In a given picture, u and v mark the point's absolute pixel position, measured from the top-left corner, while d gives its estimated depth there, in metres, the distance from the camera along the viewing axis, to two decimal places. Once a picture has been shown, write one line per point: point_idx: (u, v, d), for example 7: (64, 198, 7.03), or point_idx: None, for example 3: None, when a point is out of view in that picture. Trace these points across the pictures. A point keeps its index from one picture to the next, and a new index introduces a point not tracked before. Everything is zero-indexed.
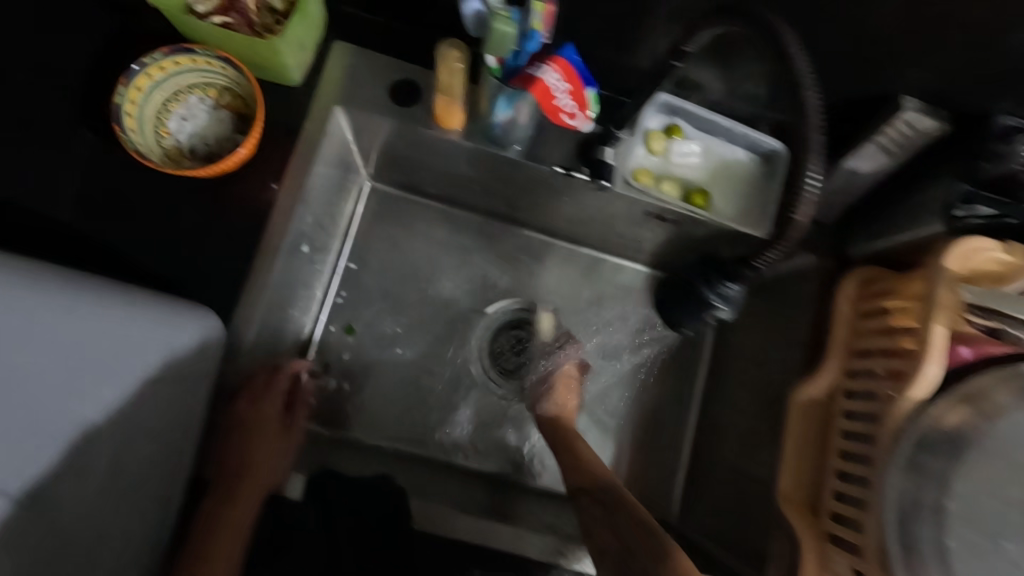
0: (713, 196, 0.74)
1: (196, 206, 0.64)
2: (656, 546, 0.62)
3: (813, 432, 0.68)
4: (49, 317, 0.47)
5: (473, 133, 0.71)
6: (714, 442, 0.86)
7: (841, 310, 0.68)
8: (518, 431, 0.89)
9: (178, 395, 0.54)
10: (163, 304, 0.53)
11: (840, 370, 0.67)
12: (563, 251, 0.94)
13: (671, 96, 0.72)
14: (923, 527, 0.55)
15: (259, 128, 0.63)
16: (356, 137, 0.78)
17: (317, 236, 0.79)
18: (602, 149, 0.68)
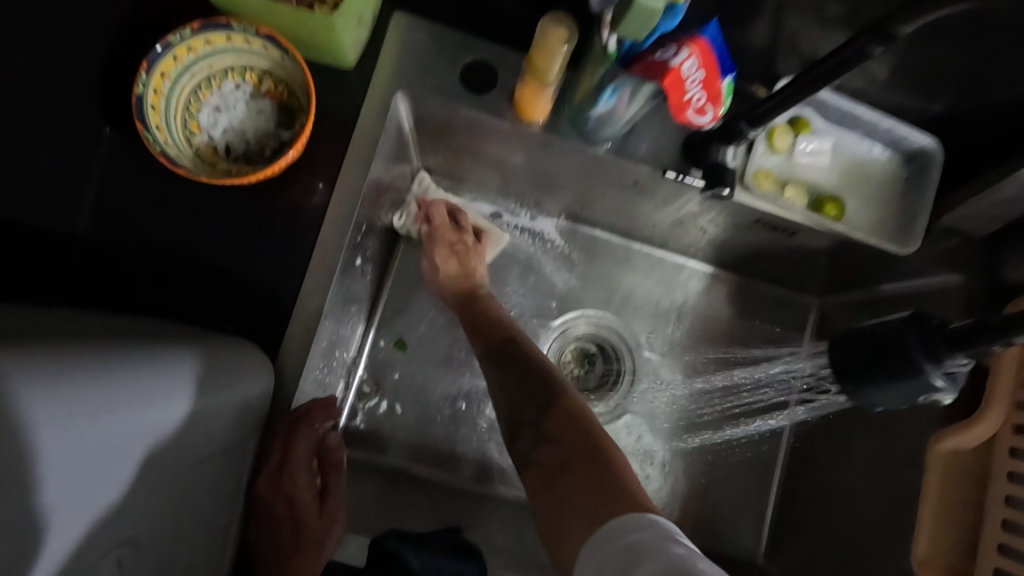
0: (844, 203, 0.62)
1: (236, 217, 0.54)
2: (536, 384, 0.60)
3: (963, 492, 0.58)
4: (43, 437, 0.30)
5: (558, 125, 0.60)
6: (812, 474, 0.76)
7: (1009, 349, 0.55)
8: None
9: (216, 461, 0.46)
10: (166, 355, 0.40)
11: (1004, 423, 0.56)
12: (639, 253, 0.83)
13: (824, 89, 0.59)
14: None
15: (310, 127, 0.51)
16: (414, 127, 0.66)
17: (370, 243, 0.68)
18: (722, 149, 0.57)
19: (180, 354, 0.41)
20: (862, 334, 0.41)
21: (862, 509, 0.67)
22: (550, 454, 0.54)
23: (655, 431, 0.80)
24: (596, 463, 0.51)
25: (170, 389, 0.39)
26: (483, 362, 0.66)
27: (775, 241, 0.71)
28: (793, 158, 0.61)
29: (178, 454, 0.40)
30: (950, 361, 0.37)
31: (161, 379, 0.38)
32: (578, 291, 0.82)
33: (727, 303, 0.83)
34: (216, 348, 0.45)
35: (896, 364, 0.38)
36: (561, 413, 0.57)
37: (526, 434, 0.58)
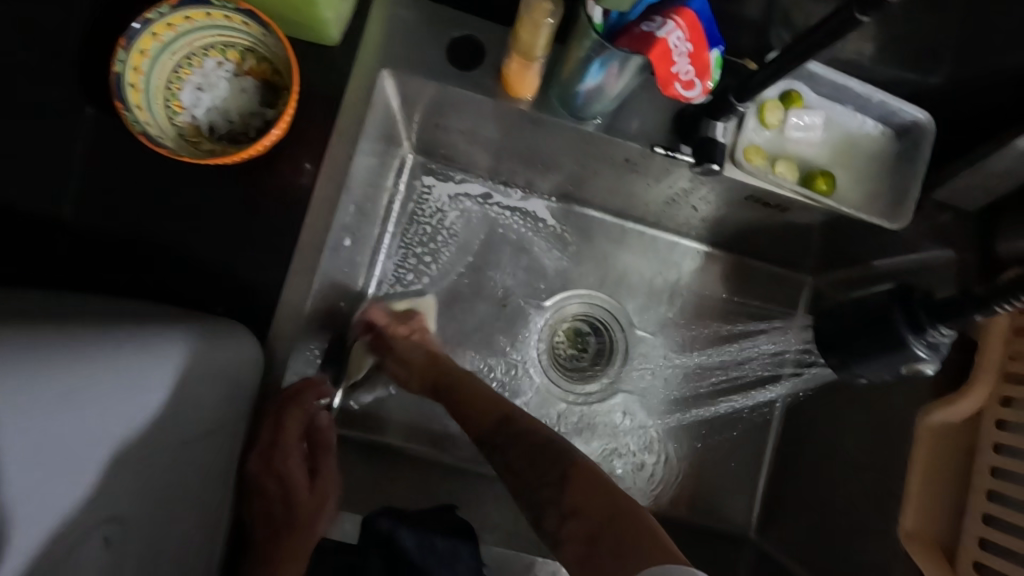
0: (836, 178, 0.61)
1: (221, 198, 0.53)
2: (542, 460, 0.61)
3: (951, 465, 0.58)
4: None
5: (548, 103, 0.59)
6: (803, 450, 0.77)
7: (998, 323, 0.56)
8: (586, 442, 0.79)
9: (209, 440, 0.46)
10: (144, 335, 0.40)
11: (990, 396, 0.56)
12: (631, 233, 0.82)
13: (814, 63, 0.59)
14: None
15: (293, 105, 0.50)
16: (402, 106, 0.65)
17: (359, 224, 0.68)
18: (711, 124, 0.57)
19: (163, 333, 0.42)
20: (858, 313, 0.51)
21: (852, 482, 0.68)
22: (577, 525, 0.57)
23: (648, 409, 0.81)
24: (624, 525, 0.54)
25: (146, 368, 0.39)
26: (478, 448, 0.64)
27: (766, 218, 0.71)
28: (785, 132, 0.61)
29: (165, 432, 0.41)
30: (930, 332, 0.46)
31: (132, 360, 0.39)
32: (570, 271, 0.82)
33: (719, 281, 0.83)
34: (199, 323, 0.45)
35: (885, 335, 0.48)
36: (580, 475, 0.59)
37: (553, 522, 0.58)
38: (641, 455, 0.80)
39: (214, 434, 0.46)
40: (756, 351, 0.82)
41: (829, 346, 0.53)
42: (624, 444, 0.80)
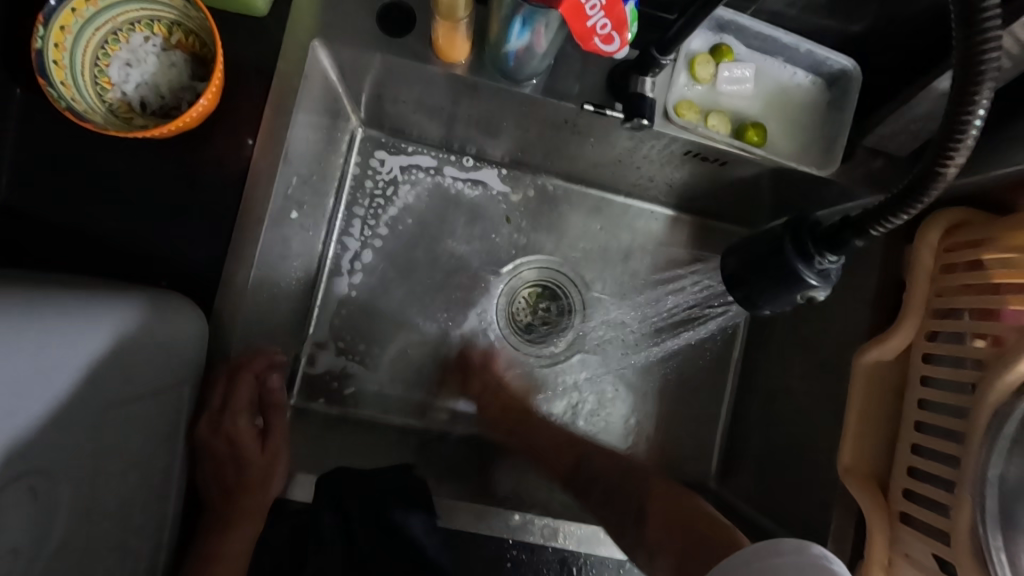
0: (767, 130, 0.63)
1: (158, 172, 0.54)
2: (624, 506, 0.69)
3: (883, 398, 0.60)
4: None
5: (481, 67, 0.60)
6: (759, 401, 0.79)
7: (923, 259, 0.58)
8: (549, 404, 0.80)
9: (150, 404, 0.47)
10: (63, 301, 0.41)
11: (919, 330, 0.58)
12: (585, 196, 0.83)
13: (729, 11, 0.59)
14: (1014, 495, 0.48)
15: (219, 77, 0.51)
16: (342, 77, 0.65)
17: (308, 200, 0.69)
18: (640, 79, 0.57)
19: (88, 302, 0.42)
20: (753, 248, 0.50)
21: (800, 427, 0.70)
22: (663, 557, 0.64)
23: (606, 367, 0.82)
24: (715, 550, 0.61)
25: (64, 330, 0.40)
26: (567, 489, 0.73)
27: (711, 176, 0.72)
28: (713, 88, 0.62)
29: (95, 394, 0.42)
30: (815, 262, 0.46)
31: (54, 328, 0.39)
32: (526, 238, 0.83)
33: (672, 241, 0.85)
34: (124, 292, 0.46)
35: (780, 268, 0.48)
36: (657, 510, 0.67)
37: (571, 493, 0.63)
38: (602, 413, 0.81)
39: (153, 399, 0.47)
40: (694, 295, 0.84)
41: (735, 283, 0.53)
42: (582, 403, 0.81)
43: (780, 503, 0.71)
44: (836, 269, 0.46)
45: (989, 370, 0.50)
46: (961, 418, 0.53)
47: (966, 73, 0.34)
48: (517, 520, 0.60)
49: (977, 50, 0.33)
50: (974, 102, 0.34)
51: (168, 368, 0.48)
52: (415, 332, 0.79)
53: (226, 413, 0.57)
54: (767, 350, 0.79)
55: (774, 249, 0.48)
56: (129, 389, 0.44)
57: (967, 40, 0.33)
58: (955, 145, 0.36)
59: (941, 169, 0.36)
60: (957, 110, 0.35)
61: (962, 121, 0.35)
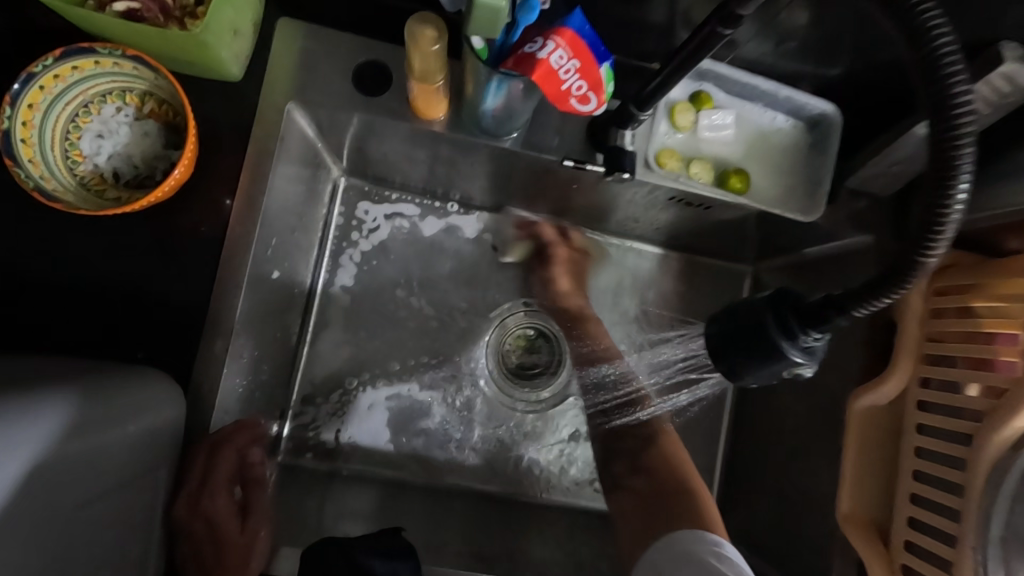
0: (750, 175, 0.62)
1: (133, 243, 0.53)
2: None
3: (879, 443, 0.59)
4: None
5: (459, 123, 0.59)
6: (755, 442, 0.77)
7: (912, 305, 0.57)
8: (543, 452, 0.78)
9: (126, 487, 0.46)
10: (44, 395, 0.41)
11: (911, 377, 0.57)
12: (572, 237, 0.83)
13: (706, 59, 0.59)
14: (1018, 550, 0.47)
15: (192, 146, 0.50)
16: (320, 133, 0.65)
17: (290, 256, 0.68)
18: (620, 133, 0.56)
19: (56, 392, 0.42)
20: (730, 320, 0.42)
21: (797, 470, 0.69)
22: None
23: None
24: None
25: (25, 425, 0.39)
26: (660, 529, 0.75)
27: (696, 217, 0.71)
28: (692, 136, 0.62)
29: (63, 489, 0.40)
30: (798, 340, 0.38)
31: (7, 428, 0.38)
32: (514, 281, 0.82)
33: (663, 279, 0.84)
34: (100, 378, 0.45)
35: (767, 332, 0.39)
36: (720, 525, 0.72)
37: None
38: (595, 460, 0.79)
39: (128, 484, 0.46)
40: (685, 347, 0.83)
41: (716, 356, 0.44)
42: (576, 450, 0.79)
43: (781, 549, 0.69)
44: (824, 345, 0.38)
45: (986, 424, 0.48)
46: (959, 469, 0.52)
47: (939, 161, 0.32)
48: None
49: (949, 138, 0.31)
50: (952, 190, 0.31)
51: (141, 447, 0.47)
52: (402, 382, 0.78)
53: (199, 492, 0.54)
54: (762, 389, 0.78)
55: (750, 322, 0.40)
56: (98, 475, 0.43)
57: (939, 129, 0.31)
58: (933, 236, 0.32)
59: (919, 258, 0.33)
60: (933, 199, 0.32)
61: (938, 211, 0.32)
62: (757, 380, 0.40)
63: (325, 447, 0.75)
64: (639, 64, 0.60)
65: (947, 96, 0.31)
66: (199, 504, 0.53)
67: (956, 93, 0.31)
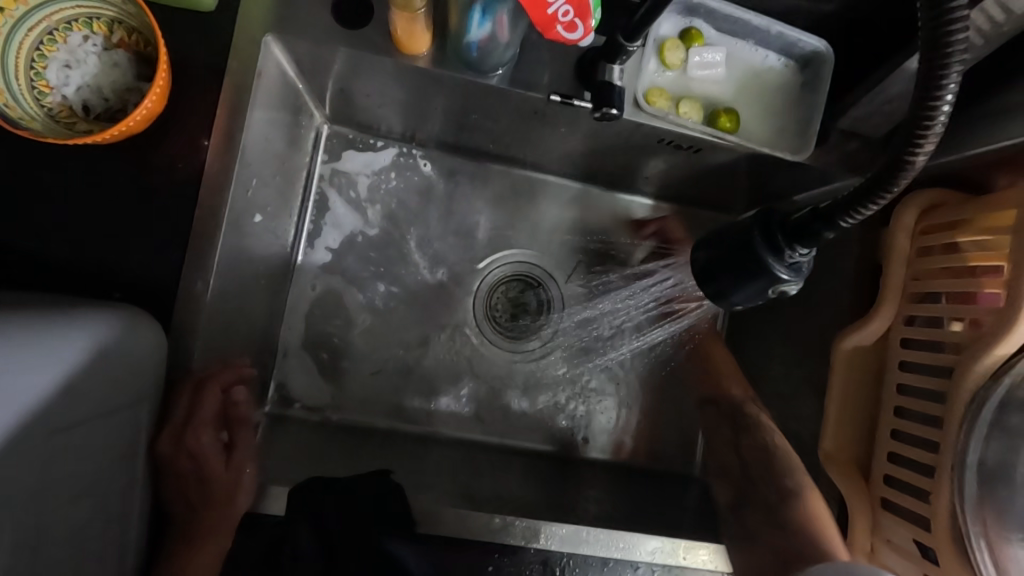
0: (740, 115, 0.61)
1: (107, 179, 0.52)
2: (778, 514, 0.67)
3: (862, 383, 0.60)
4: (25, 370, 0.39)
5: (444, 59, 0.57)
6: (744, 390, 0.78)
7: (898, 244, 0.57)
8: (531, 400, 0.79)
9: (106, 423, 0.45)
10: (65, 317, 0.43)
11: (896, 316, 0.58)
12: (561, 187, 0.82)
13: None
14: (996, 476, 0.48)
15: (163, 75, 0.48)
16: (300, 72, 0.63)
17: (273, 201, 0.67)
18: (609, 67, 0.55)
19: (54, 323, 0.42)
20: (723, 243, 0.46)
21: (782, 414, 0.70)
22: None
23: (586, 363, 0.80)
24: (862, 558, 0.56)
25: (50, 337, 0.42)
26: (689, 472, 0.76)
27: (686, 162, 0.70)
28: (682, 75, 0.61)
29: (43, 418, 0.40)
30: (783, 257, 0.42)
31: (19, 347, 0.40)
32: (502, 231, 0.81)
33: (653, 230, 0.83)
34: (51, 318, 0.43)
35: (747, 263, 0.43)
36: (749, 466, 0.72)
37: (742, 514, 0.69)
38: (582, 407, 0.79)
39: (106, 421, 0.45)
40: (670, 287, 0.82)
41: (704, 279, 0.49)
42: (562, 397, 0.79)
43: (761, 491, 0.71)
44: (809, 262, 0.42)
45: (967, 353, 0.49)
46: (939, 403, 0.53)
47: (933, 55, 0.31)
48: (498, 522, 0.58)
49: (943, 29, 0.30)
50: (940, 88, 0.31)
51: (126, 377, 0.46)
52: (390, 333, 0.77)
53: (184, 432, 0.55)
54: (749, 337, 0.78)
55: (742, 243, 0.44)
56: (89, 403, 0.43)
57: (933, 19, 0.30)
58: (921, 136, 0.33)
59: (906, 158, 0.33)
60: (922, 99, 0.32)
61: (928, 106, 0.32)
62: (745, 295, 0.45)
63: (317, 391, 0.75)
64: None
65: None
66: (185, 442, 0.55)
67: None
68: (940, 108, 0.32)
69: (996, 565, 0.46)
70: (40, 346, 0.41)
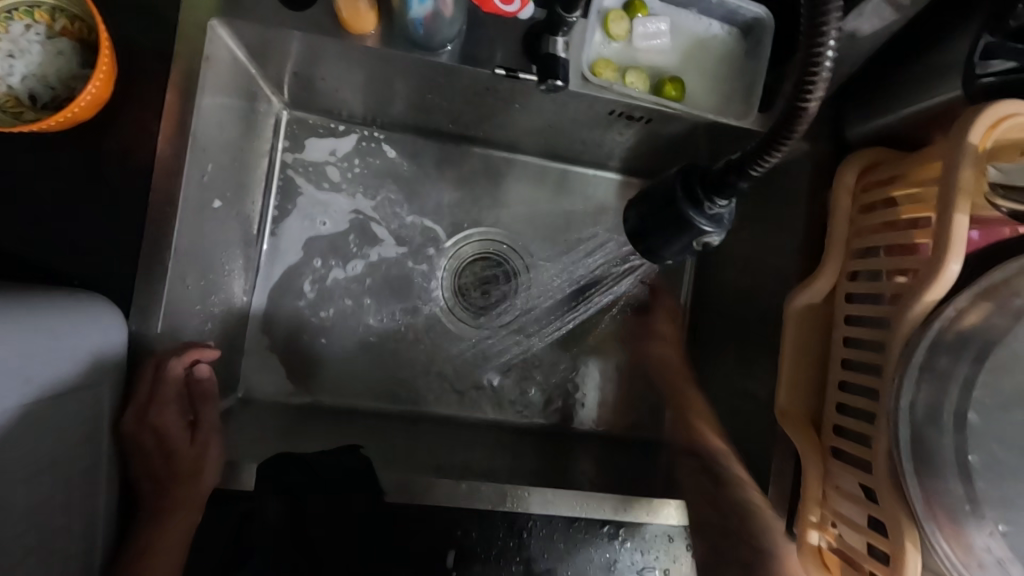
0: (685, 84, 0.63)
1: (60, 167, 0.52)
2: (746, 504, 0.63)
3: (814, 339, 0.62)
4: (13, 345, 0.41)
5: (391, 38, 0.58)
6: (709, 355, 0.79)
7: (841, 203, 0.59)
8: (503, 374, 0.80)
9: (66, 405, 0.46)
10: (46, 301, 0.46)
11: (841, 273, 0.60)
12: (522, 164, 0.83)
13: None
14: (928, 418, 0.50)
15: (106, 61, 0.49)
16: (252, 57, 0.63)
17: (232, 187, 0.67)
18: (552, 40, 0.56)
19: (29, 306, 0.44)
20: (653, 201, 0.49)
21: (741, 376, 0.72)
22: (853, 537, 0.55)
23: (554, 335, 0.82)
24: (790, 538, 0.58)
25: (39, 316, 0.44)
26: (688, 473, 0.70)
27: (641, 134, 0.72)
28: (627, 46, 0.62)
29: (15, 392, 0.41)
30: (705, 208, 0.45)
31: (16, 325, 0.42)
32: (467, 210, 0.82)
33: (616, 204, 0.85)
34: (43, 300, 0.46)
35: (670, 211, 0.47)
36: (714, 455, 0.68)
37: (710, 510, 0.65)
38: (551, 379, 0.81)
39: (71, 399, 0.46)
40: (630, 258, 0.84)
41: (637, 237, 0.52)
42: (532, 371, 0.81)
43: None
44: (729, 212, 0.46)
45: (901, 303, 0.51)
46: (880, 353, 0.55)
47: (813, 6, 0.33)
48: (464, 489, 0.59)
49: None
50: (822, 36, 0.33)
51: (91, 354, 0.48)
52: (359, 314, 0.78)
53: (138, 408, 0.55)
54: (710, 305, 0.80)
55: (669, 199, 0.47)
56: (56, 383, 0.44)
57: None
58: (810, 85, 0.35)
59: (800, 105, 0.35)
60: (808, 48, 0.34)
61: (814, 51, 0.34)
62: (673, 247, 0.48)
63: (290, 375, 0.76)
64: None
65: None
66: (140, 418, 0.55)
67: None
68: (822, 55, 0.34)
69: (927, 500, 0.49)
70: (48, 320, 0.45)
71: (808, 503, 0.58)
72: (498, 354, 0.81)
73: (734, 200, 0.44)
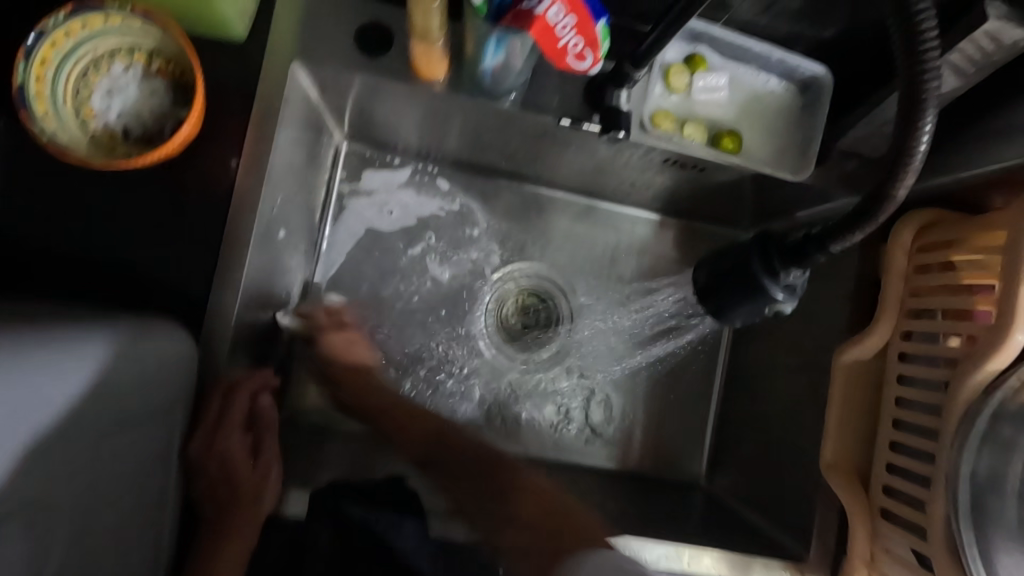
0: (742, 136, 0.64)
1: (146, 198, 0.55)
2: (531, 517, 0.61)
3: (863, 394, 0.62)
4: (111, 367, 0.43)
5: (461, 84, 0.61)
6: (748, 400, 0.79)
7: (897, 262, 0.59)
8: (542, 408, 0.81)
9: (145, 427, 0.48)
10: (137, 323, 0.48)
11: (894, 331, 0.60)
12: (568, 201, 0.84)
13: (699, 20, 0.60)
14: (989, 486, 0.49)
15: (202, 103, 0.52)
16: (322, 95, 0.66)
17: (295, 216, 0.70)
18: (617, 92, 0.59)
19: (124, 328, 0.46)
20: (726, 265, 0.54)
21: (784, 425, 0.72)
22: None
23: (596, 372, 0.82)
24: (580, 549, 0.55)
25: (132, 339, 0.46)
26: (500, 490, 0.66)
27: (691, 181, 0.73)
28: (686, 98, 0.63)
29: (102, 416, 0.43)
30: (779, 275, 0.51)
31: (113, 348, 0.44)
32: (512, 244, 0.84)
33: (658, 244, 0.86)
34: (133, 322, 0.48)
35: (748, 283, 0.53)
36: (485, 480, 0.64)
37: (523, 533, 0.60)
38: (590, 417, 0.81)
39: (149, 420, 0.48)
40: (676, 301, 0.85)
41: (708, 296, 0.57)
42: (570, 406, 0.81)
43: (763, 501, 0.72)
44: (802, 280, 0.51)
45: (961, 369, 0.51)
46: (936, 416, 0.55)
47: (912, 105, 0.39)
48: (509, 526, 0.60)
49: (918, 84, 0.38)
50: (920, 129, 0.39)
51: (173, 378, 0.50)
52: (403, 342, 0.80)
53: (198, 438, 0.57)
54: (751, 350, 0.80)
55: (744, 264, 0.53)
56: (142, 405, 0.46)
57: (912, 65, 0.38)
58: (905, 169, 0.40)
59: (893, 190, 0.41)
60: (905, 139, 0.39)
61: (911, 144, 0.39)
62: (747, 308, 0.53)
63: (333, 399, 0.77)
64: (637, 26, 0.61)
65: (917, 50, 0.37)
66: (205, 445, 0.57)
67: (928, 48, 0.37)
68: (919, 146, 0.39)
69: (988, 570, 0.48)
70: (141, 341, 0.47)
71: (855, 561, 0.58)
72: (537, 388, 0.81)
73: (808, 270, 0.50)
